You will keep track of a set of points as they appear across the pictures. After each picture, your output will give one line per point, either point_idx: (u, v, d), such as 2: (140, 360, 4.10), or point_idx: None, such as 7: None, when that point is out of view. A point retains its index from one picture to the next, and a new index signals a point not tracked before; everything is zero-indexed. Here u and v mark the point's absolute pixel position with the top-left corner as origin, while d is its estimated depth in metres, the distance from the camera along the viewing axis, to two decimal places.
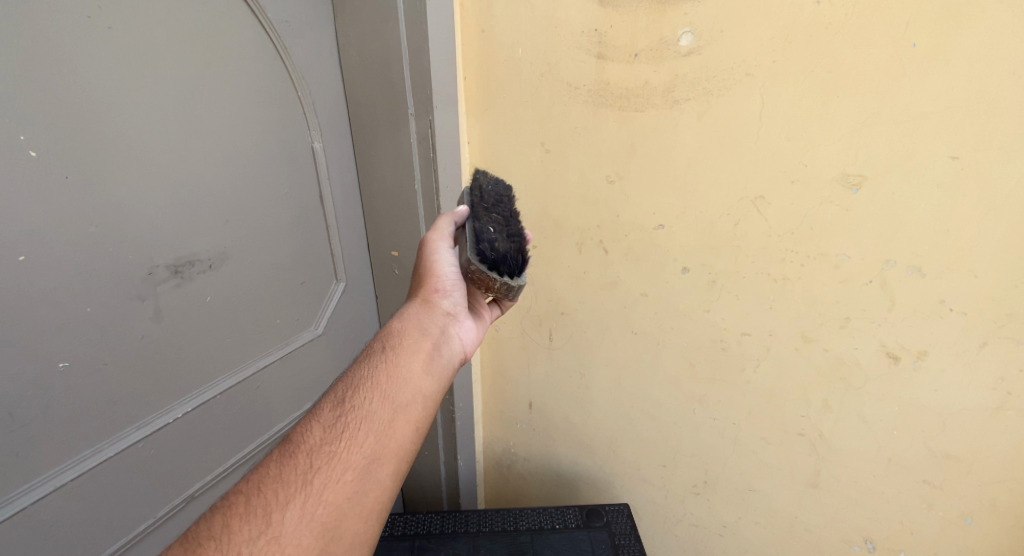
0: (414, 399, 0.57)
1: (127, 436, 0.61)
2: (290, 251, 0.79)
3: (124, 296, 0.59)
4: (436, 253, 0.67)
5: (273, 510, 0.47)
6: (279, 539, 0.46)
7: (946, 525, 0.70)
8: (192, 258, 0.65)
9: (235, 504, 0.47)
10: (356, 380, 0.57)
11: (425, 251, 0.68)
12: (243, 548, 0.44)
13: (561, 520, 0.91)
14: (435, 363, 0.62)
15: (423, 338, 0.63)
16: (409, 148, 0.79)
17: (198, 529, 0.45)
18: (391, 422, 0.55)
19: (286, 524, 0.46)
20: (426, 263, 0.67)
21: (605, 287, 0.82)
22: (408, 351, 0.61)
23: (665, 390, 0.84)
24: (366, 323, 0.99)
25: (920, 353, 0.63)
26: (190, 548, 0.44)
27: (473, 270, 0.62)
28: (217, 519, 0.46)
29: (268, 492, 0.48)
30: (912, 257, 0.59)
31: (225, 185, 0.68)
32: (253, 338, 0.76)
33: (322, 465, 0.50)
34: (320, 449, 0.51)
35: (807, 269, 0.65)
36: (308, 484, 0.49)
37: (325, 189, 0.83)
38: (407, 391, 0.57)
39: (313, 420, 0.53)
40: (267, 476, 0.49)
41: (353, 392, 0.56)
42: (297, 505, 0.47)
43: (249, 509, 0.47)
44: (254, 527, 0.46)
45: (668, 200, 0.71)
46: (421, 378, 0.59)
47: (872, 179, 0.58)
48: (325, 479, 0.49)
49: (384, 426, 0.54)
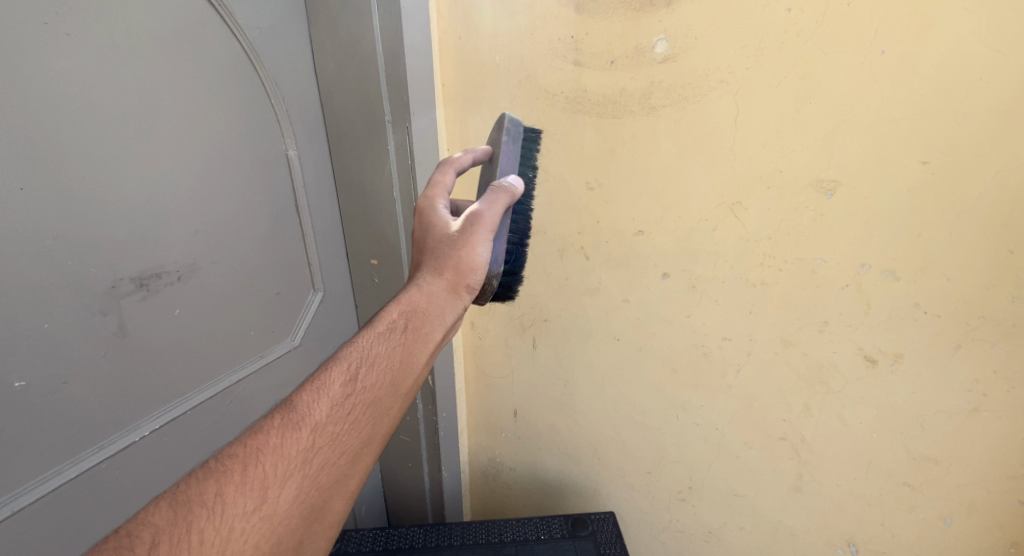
0: (411, 390, 0.56)
1: (90, 457, 0.59)
2: (265, 261, 0.78)
3: (85, 311, 0.56)
4: (477, 246, 0.60)
5: (269, 485, 0.44)
6: (272, 518, 0.43)
7: (926, 528, 0.70)
8: (159, 270, 0.63)
9: (231, 472, 0.44)
10: (369, 355, 0.53)
11: (471, 234, 0.60)
12: (236, 522, 0.42)
13: (546, 531, 0.90)
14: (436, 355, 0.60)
15: (438, 329, 0.59)
16: (387, 156, 0.78)
17: (189, 494, 0.42)
18: (388, 410, 0.53)
19: (279, 503, 0.44)
20: (458, 247, 0.60)
21: (586, 294, 0.81)
22: (423, 340, 0.57)
23: (648, 395, 0.84)
24: (345, 333, 0.97)
25: (896, 356, 0.63)
26: (179, 514, 0.41)
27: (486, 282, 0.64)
28: (210, 485, 0.43)
29: (267, 465, 0.45)
30: (886, 261, 0.60)
31: (192, 193, 0.66)
32: (225, 351, 0.73)
33: (324, 446, 0.48)
34: (325, 428, 0.48)
35: (785, 273, 0.66)
36: (306, 463, 0.46)
37: (300, 198, 0.81)
38: (410, 381, 0.55)
39: (319, 391, 0.50)
40: (267, 447, 0.46)
41: (364, 372, 0.52)
42: (294, 483, 0.45)
43: (246, 480, 0.44)
44: (249, 500, 0.43)
45: (647, 206, 0.71)
46: (423, 369, 0.57)
47: (845, 184, 0.59)
48: (324, 460, 0.47)
49: (383, 414, 0.52)
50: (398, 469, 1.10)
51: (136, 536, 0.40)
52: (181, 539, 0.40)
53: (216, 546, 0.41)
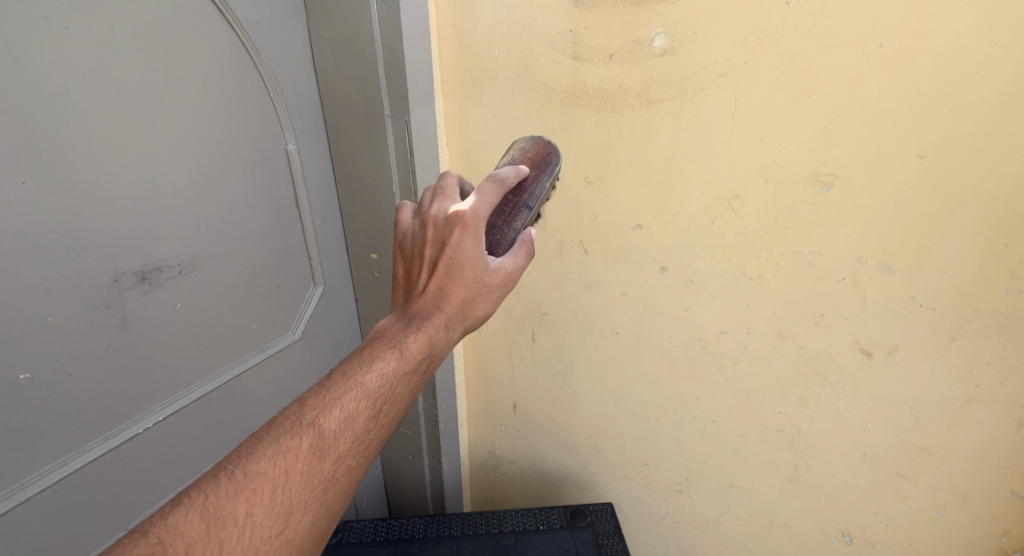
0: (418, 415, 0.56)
1: (95, 448, 0.60)
2: (266, 255, 0.78)
3: (88, 305, 0.57)
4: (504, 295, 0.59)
5: (293, 512, 0.44)
6: (291, 544, 0.44)
7: (919, 517, 0.72)
8: (161, 264, 0.63)
9: (259, 494, 0.43)
10: (397, 387, 0.51)
11: (503, 288, 0.58)
12: (258, 547, 0.42)
13: (545, 522, 0.91)
14: None
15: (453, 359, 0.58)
16: (386, 150, 0.78)
17: (219, 508, 0.42)
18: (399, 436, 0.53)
19: (298, 528, 0.44)
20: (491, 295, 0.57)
21: (585, 288, 0.82)
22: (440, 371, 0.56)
23: (646, 388, 0.85)
24: (345, 327, 0.97)
25: (892, 348, 0.64)
26: (209, 530, 0.41)
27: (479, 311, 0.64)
28: (239, 503, 0.42)
29: (290, 492, 0.44)
30: (882, 254, 0.60)
31: (193, 188, 0.66)
32: (227, 344, 0.74)
33: (344, 476, 0.47)
34: (348, 459, 0.47)
35: (782, 267, 0.66)
36: (327, 492, 0.46)
37: (300, 193, 0.81)
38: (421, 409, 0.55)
39: (347, 420, 0.48)
40: (294, 473, 0.44)
41: (389, 405, 0.51)
42: (313, 510, 0.45)
43: (271, 505, 0.43)
44: (273, 525, 0.43)
45: (646, 200, 0.71)
46: None
47: (843, 178, 0.59)
48: (341, 490, 0.47)
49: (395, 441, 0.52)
50: (398, 461, 1.11)
51: (166, 546, 0.39)
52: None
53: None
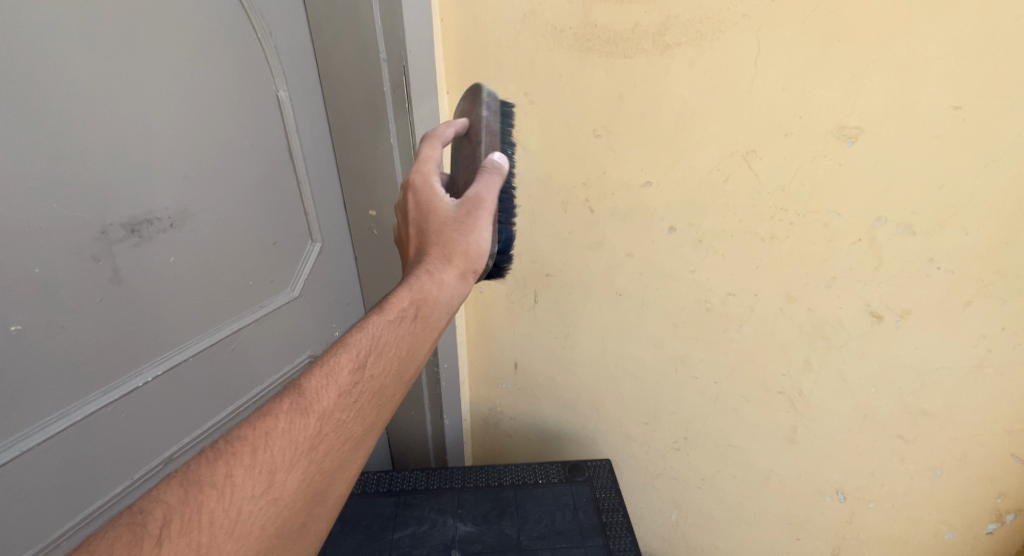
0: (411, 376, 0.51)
1: (94, 400, 0.59)
2: (260, 209, 0.75)
3: (76, 257, 0.55)
4: (483, 229, 0.57)
5: (277, 470, 0.41)
6: (277, 502, 0.41)
7: (916, 477, 0.72)
8: (151, 216, 0.61)
9: (240, 454, 0.41)
10: (379, 342, 0.49)
11: (477, 219, 0.57)
12: (242, 506, 0.40)
13: (543, 476, 0.93)
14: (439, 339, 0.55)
15: (446, 315, 0.54)
16: (383, 98, 0.74)
17: (196, 472, 0.40)
18: (392, 396, 0.49)
19: (285, 487, 0.42)
20: (466, 231, 0.56)
21: (590, 248, 0.80)
22: (430, 326, 0.53)
23: (648, 349, 0.84)
24: (346, 285, 0.95)
25: (903, 312, 0.62)
26: (189, 492, 0.39)
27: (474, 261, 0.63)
28: (219, 466, 0.40)
29: (270, 450, 0.42)
30: (904, 214, 0.58)
31: (180, 136, 0.63)
32: (224, 300, 0.73)
33: (331, 432, 0.45)
34: (332, 413, 0.45)
35: (796, 227, 0.64)
36: (313, 450, 0.43)
37: (293, 144, 0.78)
38: (411, 366, 0.51)
39: (327, 375, 0.46)
40: (275, 430, 0.43)
41: (371, 356, 0.48)
42: (299, 468, 0.42)
43: (253, 464, 0.41)
44: (256, 484, 0.40)
45: (656, 156, 0.68)
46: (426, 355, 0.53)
47: (868, 132, 0.56)
48: (330, 446, 0.44)
49: (386, 399, 0.49)
50: (400, 418, 1.12)
51: (145, 515, 0.37)
52: (189, 520, 0.38)
53: (221, 530, 0.38)
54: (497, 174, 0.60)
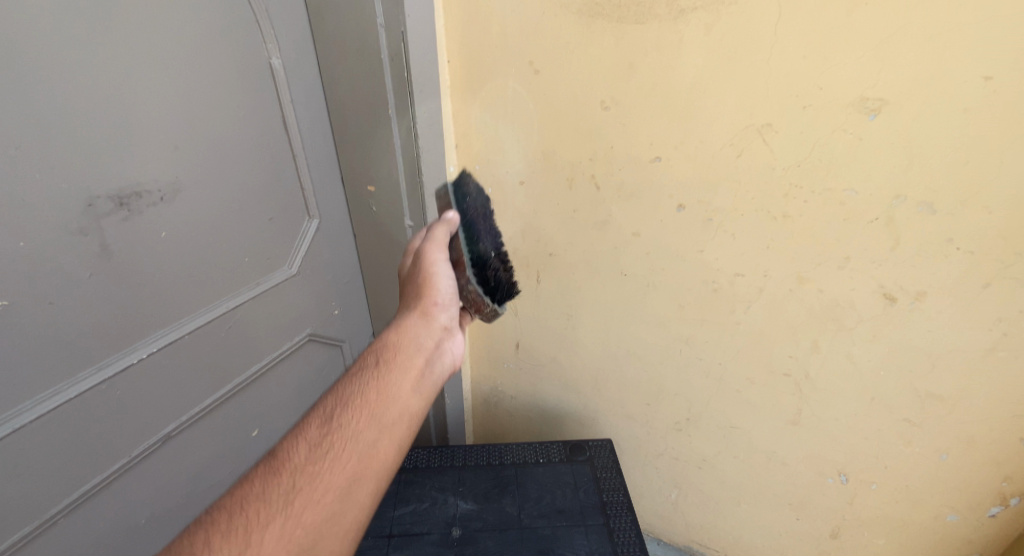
0: (398, 419, 0.52)
1: (88, 378, 0.58)
2: (254, 183, 0.73)
3: (62, 230, 0.53)
4: (434, 268, 0.63)
5: (255, 528, 0.42)
6: None
7: (921, 460, 0.72)
8: (140, 189, 0.59)
9: (218, 520, 0.43)
10: (346, 394, 0.51)
11: (426, 264, 0.63)
12: None
13: (544, 455, 0.93)
14: (424, 381, 0.56)
15: (415, 355, 0.57)
16: (381, 68, 0.70)
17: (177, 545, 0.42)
18: (375, 441, 0.49)
19: (265, 545, 0.42)
20: (417, 277, 0.62)
21: (595, 227, 0.77)
22: (401, 368, 0.55)
23: (652, 330, 0.82)
24: (345, 263, 0.93)
25: (918, 295, 0.61)
26: None
27: (467, 294, 0.64)
28: (199, 534, 0.42)
29: (251, 511, 0.43)
30: (924, 192, 0.55)
31: (168, 106, 0.60)
32: (219, 277, 0.71)
33: (307, 484, 0.45)
34: (306, 466, 0.46)
35: (811, 205, 0.61)
36: (290, 504, 0.44)
37: (288, 115, 0.75)
38: (393, 409, 0.52)
39: (300, 435, 0.49)
40: (249, 495, 0.44)
41: (341, 406, 0.50)
42: (277, 524, 0.43)
43: (232, 527, 0.42)
44: (235, 545, 0.41)
45: (667, 130, 0.65)
46: (409, 397, 0.53)
47: (891, 104, 0.53)
48: (308, 499, 0.45)
49: (367, 444, 0.49)
50: None
51: None
52: None
53: None
54: (446, 227, 0.65)
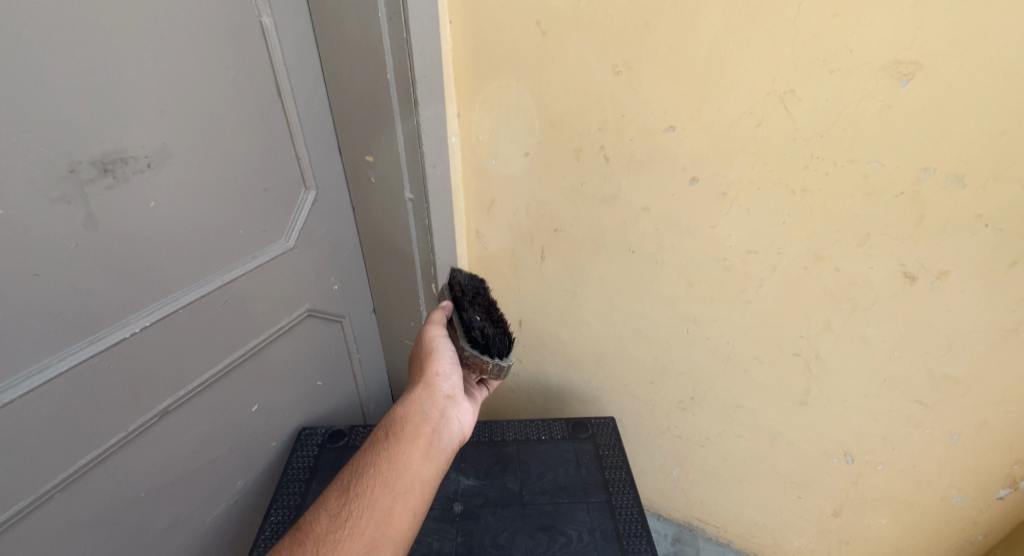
0: (412, 485, 0.54)
1: (79, 352, 0.57)
2: (247, 152, 0.70)
3: (44, 197, 0.51)
4: (436, 342, 0.67)
5: None
6: None
7: (931, 442, 0.70)
8: (126, 155, 0.56)
9: None
10: (361, 466, 0.55)
11: (427, 343, 0.67)
12: None
13: (547, 433, 0.92)
14: (434, 448, 0.59)
15: (423, 424, 0.60)
16: (379, 29, 0.66)
17: None
18: (391, 508, 0.52)
19: None
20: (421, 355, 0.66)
21: (603, 201, 0.74)
22: (410, 436, 0.58)
23: (658, 308, 0.80)
24: (344, 237, 0.91)
25: (940, 274, 0.58)
26: None
27: (468, 357, 0.64)
28: None
29: None
30: (955, 164, 0.52)
31: (153, 67, 0.57)
32: (212, 249, 0.68)
33: (329, 553, 0.48)
34: (327, 535, 0.49)
35: (832, 178, 0.58)
36: None
37: (282, 79, 0.71)
38: (406, 476, 0.55)
39: (320, 507, 0.51)
40: None
41: (358, 478, 0.54)
42: None
43: None
44: None
45: (682, 97, 0.61)
46: (421, 463, 0.56)
47: (926, 68, 0.50)
48: None
49: (384, 511, 0.52)
50: (402, 373, 1.10)
51: None
52: None
53: None
54: (443, 313, 0.70)
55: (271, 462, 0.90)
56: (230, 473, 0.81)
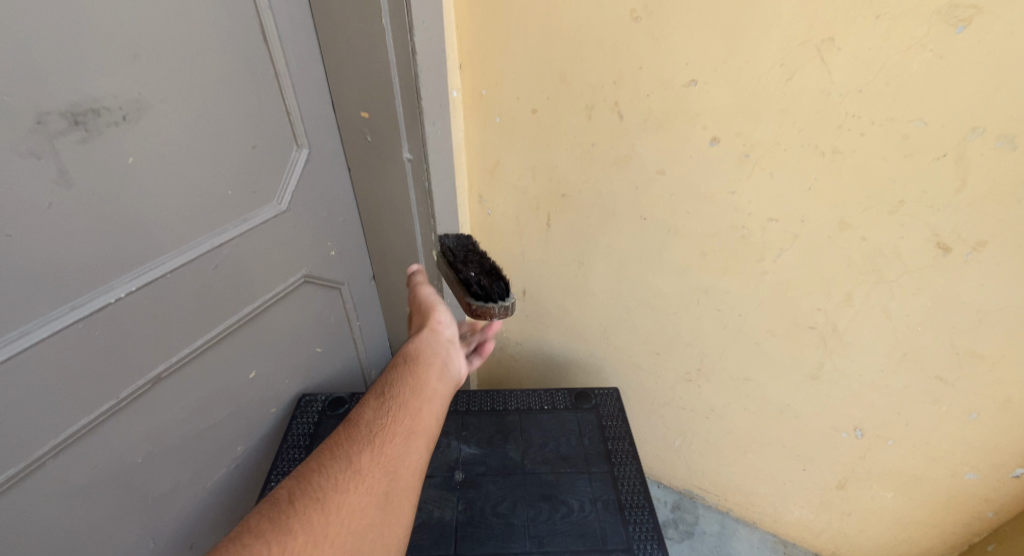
0: (437, 390, 0.54)
1: (63, 317, 0.54)
2: (232, 105, 0.65)
3: (11, 150, 0.47)
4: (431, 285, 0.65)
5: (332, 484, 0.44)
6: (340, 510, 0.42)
7: (947, 419, 0.68)
8: (99, 105, 0.52)
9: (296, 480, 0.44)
10: (386, 375, 0.54)
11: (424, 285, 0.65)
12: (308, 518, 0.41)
13: (550, 403, 0.91)
14: (450, 366, 0.58)
15: (438, 345, 0.59)
16: None
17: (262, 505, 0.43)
18: (422, 407, 0.51)
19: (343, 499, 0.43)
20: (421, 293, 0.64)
21: (614, 163, 0.70)
22: (427, 353, 0.57)
23: (668, 277, 0.76)
24: (341, 199, 0.86)
25: (977, 245, 0.54)
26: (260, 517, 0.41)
27: (473, 309, 0.63)
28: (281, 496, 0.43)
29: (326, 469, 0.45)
30: (1007, 124, 0.48)
31: (125, 6, 0.52)
32: (200, 210, 0.65)
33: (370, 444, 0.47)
34: (366, 428, 0.48)
35: (867, 138, 0.54)
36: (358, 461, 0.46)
37: (267, 25, 0.66)
38: (430, 383, 0.54)
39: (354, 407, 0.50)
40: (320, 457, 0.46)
41: (385, 384, 0.53)
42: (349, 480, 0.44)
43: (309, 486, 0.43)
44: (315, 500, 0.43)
45: (707, 48, 0.56)
46: (440, 376, 0.56)
47: (987, 13, 0.44)
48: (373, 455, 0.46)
49: (415, 408, 0.51)
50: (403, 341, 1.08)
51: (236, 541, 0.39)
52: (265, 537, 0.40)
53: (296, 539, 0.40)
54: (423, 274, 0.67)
55: (271, 428, 0.89)
56: (228, 438, 0.80)
